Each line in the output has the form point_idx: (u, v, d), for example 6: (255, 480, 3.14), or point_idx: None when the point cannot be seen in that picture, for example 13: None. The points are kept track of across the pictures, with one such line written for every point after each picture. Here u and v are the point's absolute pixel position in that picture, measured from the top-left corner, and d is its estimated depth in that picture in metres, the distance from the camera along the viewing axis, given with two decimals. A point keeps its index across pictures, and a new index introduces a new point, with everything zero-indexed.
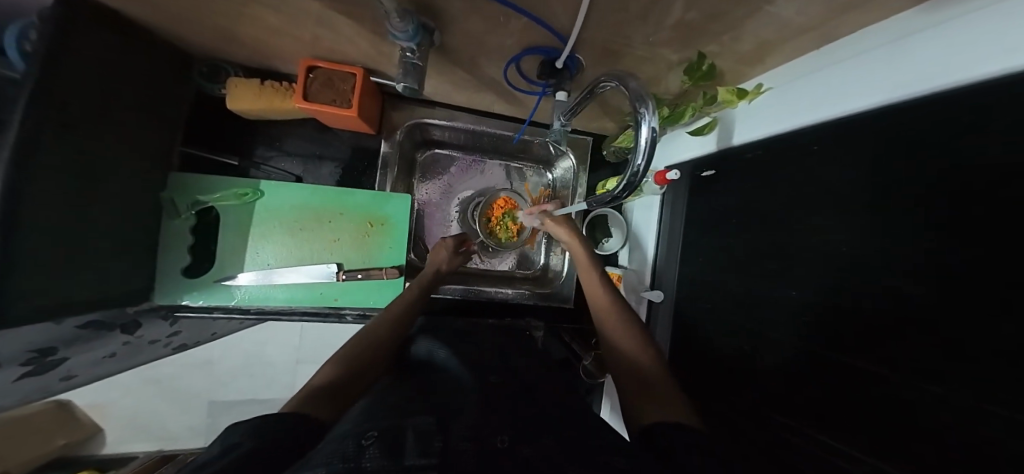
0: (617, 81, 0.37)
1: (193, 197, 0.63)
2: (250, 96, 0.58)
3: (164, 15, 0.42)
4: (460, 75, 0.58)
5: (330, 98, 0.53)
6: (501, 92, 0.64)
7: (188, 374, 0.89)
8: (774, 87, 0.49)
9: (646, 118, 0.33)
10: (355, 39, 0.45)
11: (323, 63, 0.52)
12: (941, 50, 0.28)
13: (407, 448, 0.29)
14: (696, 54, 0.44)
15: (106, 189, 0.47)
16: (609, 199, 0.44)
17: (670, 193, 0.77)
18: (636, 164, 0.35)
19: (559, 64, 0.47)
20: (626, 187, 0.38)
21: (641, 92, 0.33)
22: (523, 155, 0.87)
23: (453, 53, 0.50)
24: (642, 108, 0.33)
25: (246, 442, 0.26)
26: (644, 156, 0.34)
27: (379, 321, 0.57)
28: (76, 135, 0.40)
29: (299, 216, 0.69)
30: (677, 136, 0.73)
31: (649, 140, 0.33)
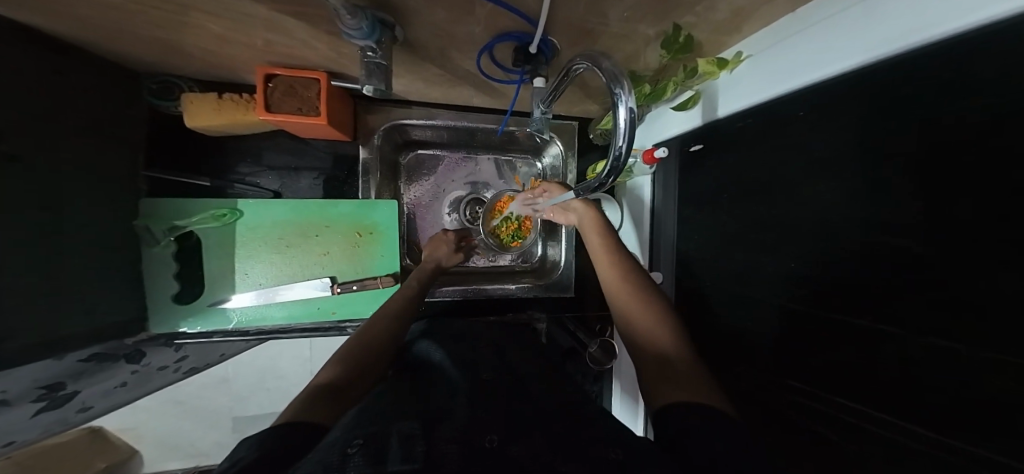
0: (588, 61, 0.34)
1: (170, 223, 0.62)
2: (211, 113, 0.56)
3: (100, 30, 0.40)
4: (430, 71, 0.56)
5: (295, 107, 0.51)
6: (475, 83, 0.61)
7: (207, 393, 0.91)
8: (753, 55, 0.46)
9: (622, 98, 0.31)
10: (311, 41, 0.42)
11: (282, 71, 0.50)
12: (918, 3, 0.26)
13: (394, 454, 0.28)
14: (672, 25, 0.41)
15: (73, 224, 0.46)
16: (596, 186, 0.42)
17: (660, 172, 0.75)
18: (617, 147, 0.33)
19: (532, 49, 0.44)
20: (609, 173, 0.37)
21: (615, 71, 0.31)
22: (509, 146, 0.84)
23: (419, 47, 0.48)
24: (617, 89, 0.31)
25: (249, 454, 0.26)
26: (625, 138, 0.32)
27: (382, 319, 0.56)
28: (19, 169, 0.38)
29: (285, 232, 0.67)
30: (662, 112, 0.70)
31: (627, 118, 0.31)
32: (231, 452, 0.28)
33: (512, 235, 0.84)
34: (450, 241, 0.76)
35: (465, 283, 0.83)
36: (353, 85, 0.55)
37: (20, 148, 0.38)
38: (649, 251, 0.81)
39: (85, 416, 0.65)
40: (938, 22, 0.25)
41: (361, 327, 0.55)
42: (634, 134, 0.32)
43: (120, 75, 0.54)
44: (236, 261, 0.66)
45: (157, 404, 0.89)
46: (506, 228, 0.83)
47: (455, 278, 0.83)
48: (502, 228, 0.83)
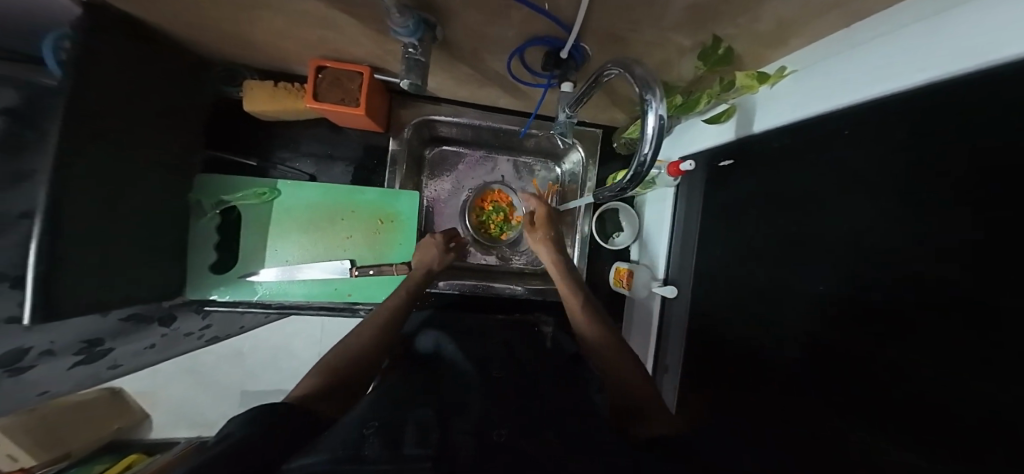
0: (621, 65, 0.35)
1: (218, 197, 0.66)
2: (266, 98, 0.60)
3: (184, 23, 0.44)
4: (463, 70, 0.58)
5: (338, 97, 0.54)
6: (505, 86, 0.63)
7: (223, 366, 0.89)
8: (800, 68, 0.45)
9: (653, 105, 0.31)
10: (360, 38, 0.46)
11: (330, 63, 0.53)
12: (924, 44, 0.27)
13: (394, 448, 0.29)
14: (712, 36, 0.41)
15: (136, 190, 0.50)
16: (616, 191, 0.43)
17: (684, 187, 0.74)
18: (642, 154, 0.34)
19: (564, 55, 0.45)
20: (631, 177, 0.37)
21: (647, 78, 0.32)
22: (530, 150, 0.86)
23: (456, 47, 0.50)
24: (648, 96, 0.31)
25: (239, 434, 0.30)
26: (650, 143, 0.33)
27: (367, 330, 0.56)
28: (112, 139, 0.43)
29: (314, 215, 0.71)
30: (693, 124, 0.70)
31: (654, 125, 0.31)
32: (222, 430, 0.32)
33: (500, 227, 0.85)
34: (437, 245, 0.70)
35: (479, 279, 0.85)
36: (392, 80, 0.58)
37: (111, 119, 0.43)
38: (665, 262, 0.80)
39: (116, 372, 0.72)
40: (938, 64, 0.26)
41: (341, 341, 0.55)
42: (660, 141, 0.32)
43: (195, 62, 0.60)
44: (269, 237, 0.69)
45: (160, 380, 0.87)
46: (492, 221, 0.84)
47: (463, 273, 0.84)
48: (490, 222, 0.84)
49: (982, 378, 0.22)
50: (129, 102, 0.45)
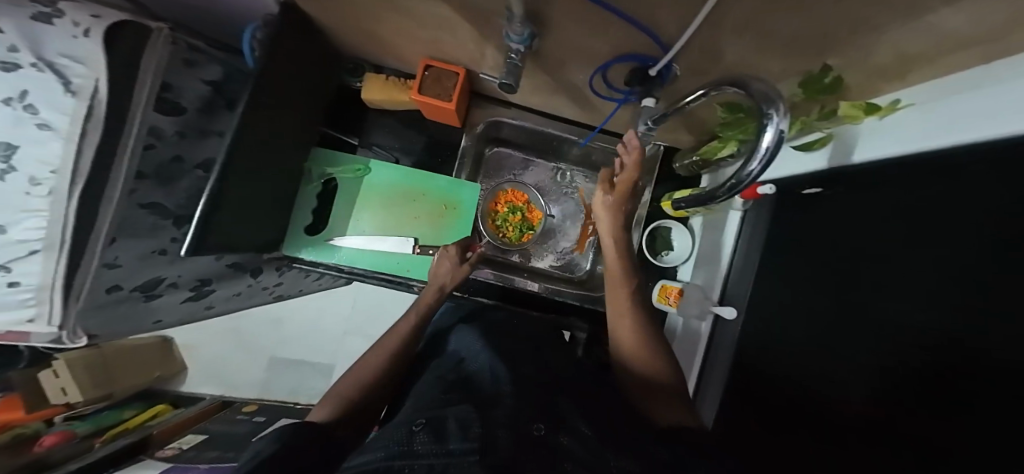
0: (730, 84, 0.36)
1: (323, 169, 0.72)
2: (376, 89, 0.68)
3: (335, 18, 0.53)
4: (543, 79, 0.63)
5: (437, 92, 0.62)
6: (578, 98, 0.67)
7: (263, 327, 1.25)
8: (916, 102, 0.35)
9: (777, 120, 0.31)
10: (468, 42, 0.52)
11: (436, 63, 0.61)
12: (960, 111, 0.29)
13: (448, 432, 0.31)
14: (820, 65, 0.39)
15: (282, 153, 0.59)
16: (712, 196, 0.46)
17: (752, 212, 0.65)
18: (751, 168, 0.35)
19: (653, 72, 0.48)
20: (736, 181, 0.38)
21: (767, 94, 0.32)
22: (583, 162, 0.89)
23: (547, 59, 0.55)
24: (770, 110, 0.32)
25: (270, 448, 0.31)
26: (766, 152, 0.33)
27: (396, 330, 0.59)
28: (271, 108, 0.52)
29: (393, 193, 0.75)
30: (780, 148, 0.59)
31: (775, 138, 0.32)
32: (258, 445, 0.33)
33: (519, 229, 0.86)
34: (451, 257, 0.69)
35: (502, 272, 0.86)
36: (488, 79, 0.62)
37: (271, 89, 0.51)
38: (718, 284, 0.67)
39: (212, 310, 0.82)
40: (969, 127, 0.27)
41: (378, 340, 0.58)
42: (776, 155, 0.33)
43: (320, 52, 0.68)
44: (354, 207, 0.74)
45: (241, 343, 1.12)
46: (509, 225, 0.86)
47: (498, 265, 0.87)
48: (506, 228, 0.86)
49: (947, 408, 0.25)
50: (288, 87, 0.55)
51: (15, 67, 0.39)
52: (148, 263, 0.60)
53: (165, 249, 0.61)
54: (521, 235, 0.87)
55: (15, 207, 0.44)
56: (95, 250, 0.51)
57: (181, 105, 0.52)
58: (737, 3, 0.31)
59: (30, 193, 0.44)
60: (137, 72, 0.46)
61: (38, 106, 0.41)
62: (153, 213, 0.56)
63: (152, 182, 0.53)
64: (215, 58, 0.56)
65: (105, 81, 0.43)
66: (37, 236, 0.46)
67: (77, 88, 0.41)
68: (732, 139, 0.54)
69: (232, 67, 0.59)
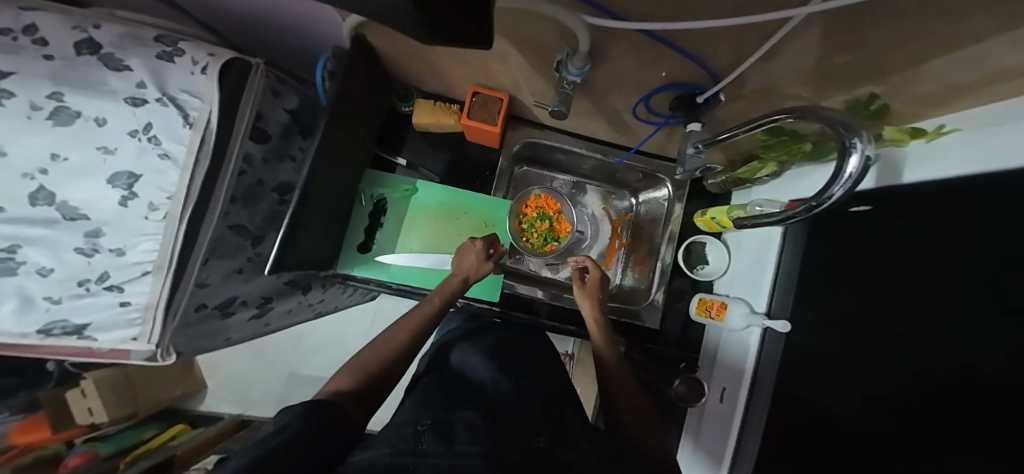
0: (794, 114, 0.39)
1: (372, 189, 0.74)
2: (424, 113, 0.71)
3: (393, 47, 0.57)
4: (582, 104, 0.67)
5: (484, 117, 0.65)
6: (614, 121, 0.71)
7: (285, 345, 1.24)
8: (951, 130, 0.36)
9: (862, 149, 0.33)
10: (516, 71, 0.56)
11: (483, 89, 0.65)
12: (984, 144, 0.32)
13: (457, 437, 0.32)
14: (865, 95, 0.41)
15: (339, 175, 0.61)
16: (780, 219, 0.46)
17: (793, 228, 0.61)
18: (831, 192, 0.36)
19: (700, 99, 0.52)
20: (813, 204, 0.38)
21: (847, 122, 0.34)
22: (611, 180, 0.92)
23: (591, 85, 0.59)
24: (854, 139, 0.33)
25: (295, 424, 0.31)
26: (853, 178, 0.34)
27: (411, 318, 0.56)
28: (335, 133, 0.55)
29: (438, 212, 0.78)
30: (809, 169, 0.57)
31: (862, 164, 0.33)
32: (280, 416, 0.33)
33: (543, 238, 0.85)
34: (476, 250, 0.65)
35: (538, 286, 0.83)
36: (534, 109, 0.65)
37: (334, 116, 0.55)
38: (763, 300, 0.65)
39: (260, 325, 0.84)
40: (993, 158, 0.30)
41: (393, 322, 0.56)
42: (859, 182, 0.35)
43: None
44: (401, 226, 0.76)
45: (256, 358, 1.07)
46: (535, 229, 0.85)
47: (524, 278, 0.85)
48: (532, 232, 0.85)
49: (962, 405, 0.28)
50: (352, 114, 0.59)
51: (143, 101, 0.48)
52: (228, 282, 0.64)
53: (241, 268, 0.65)
54: (545, 244, 0.86)
55: (137, 232, 0.51)
56: (193, 270, 0.55)
57: (266, 132, 0.61)
58: (791, 38, 0.36)
59: (149, 218, 0.50)
60: (241, 105, 0.54)
61: (160, 137, 0.49)
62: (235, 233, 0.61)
63: (241, 204, 0.60)
64: (293, 88, 0.66)
65: (215, 113, 0.51)
66: (151, 259, 0.52)
67: (195, 120, 0.49)
68: (775, 160, 0.59)
69: (306, 98, 0.69)
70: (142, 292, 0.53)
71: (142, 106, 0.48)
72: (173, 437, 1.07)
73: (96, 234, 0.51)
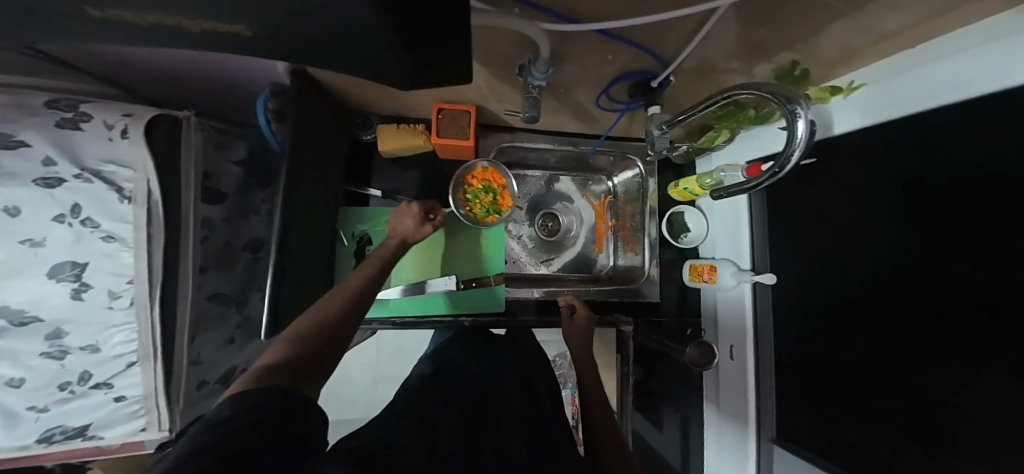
0: (746, 90, 0.42)
1: (352, 227, 0.72)
2: (389, 137, 0.68)
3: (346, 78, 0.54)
4: (550, 103, 0.67)
5: (454, 132, 0.63)
6: (580, 115, 0.72)
7: None
8: (870, 81, 0.43)
9: (806, 117, 0.37)
10: (482, 81, 0.55)
11: (447, 105, 0.62)
12: (949, 69, 0.35)
13: (439, 440, 0.37)
14: (789, 63, 0.46)
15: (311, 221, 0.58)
16: (746, 186, 0.49)
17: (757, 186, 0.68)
18: (790, 156, 0.40)
19: (655, 83, 0.55)
20: (778, 170, 0.42)
21: (789, 94, 0.38)
22: (586, 168, 0.94)
23: (555, 85, 0.59)
24: (796, 107, 0.38)
25: (252, 410, 0.29)
26: (803, 143, 0.38)
27: (350, 283, 0.53)
28: (300, 180, 0.53)
29: (426, 235, 0.76)
30: (759, 132, 0.64)
31: (806, 131, 0.37)
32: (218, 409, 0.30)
33: (486, 210, 0.74)
34: (412, 211, 0.65)
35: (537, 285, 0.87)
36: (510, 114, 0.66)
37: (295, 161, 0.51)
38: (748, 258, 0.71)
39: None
40: (977, 80, 0.33)
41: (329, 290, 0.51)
42: (812, 144, 0.39)
43: None
44: (390, 257, 0.74)
45: None
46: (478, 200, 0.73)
47: (522, 282, 0.86)
48: (475, 202, 0.73)
49: None
50: (314, 156, 0.56)
51: (58, 181, 0.43)
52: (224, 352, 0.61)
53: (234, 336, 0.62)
54: (487, 217, 0.75)
55: (104, 325, 0.45)
56: (181, 350, 0.51)
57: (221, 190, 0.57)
58: (738, 18, 0.38)
59: (114, 308, 0.45)
60: (182, 164, 0.50)
61: (97, 218, 0.44)
62: (218, 303, 0.57)
63: (215, 271, 0.55)
64: (239, 137, 0.61)
65: (154, 181, 0.47)
66: (131, 350, 0.47)
67: (132, 191, 0.45)
68: (725, 129, 0.64)
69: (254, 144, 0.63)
70: (134, 383, 0.48)
71: (58, 186, 0.43)
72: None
73: (58, 335, 0.45)
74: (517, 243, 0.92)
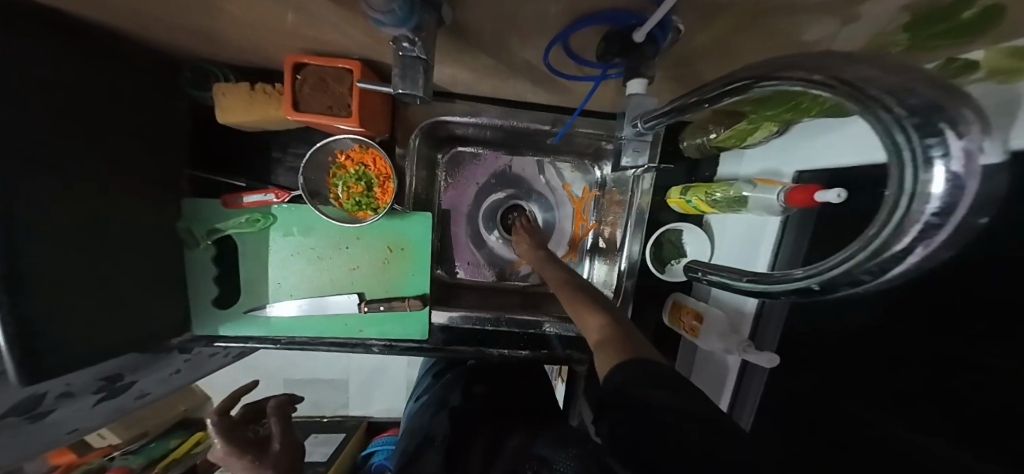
0: (808, 77, 0.17)
1: (210, 225, 0.56)
2: (241, 106, 0.50)
3: (121, 12, 0.34)
4: (481, 60, 0.43)
5: (325, 104, 0.45)
6: (535, 78, 0.47)
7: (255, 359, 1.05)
8: None
9: (986, 165, 0.12)
10: (339, 23, 0.33)
11: (310, 59, 0.43)
12: None
13: None
14: None
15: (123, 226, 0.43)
16: (751, 274, 0.26)
17: (794, 217, 0.46)
18: (885, 265, 0.15)
19: (639, 37, 0.31)
20: (815, 288, 0.19)
21: (915, 98, 0.12)
22: (566, 150, 0.69)
23: (471, 30, 0.35)
24: (931, 138, 0.12)
25: None
26: (939, 240, 0.13)
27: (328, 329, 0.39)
28: (81, 174, 0.37)
29: (315, 241, 0.59)
30: (825, 129, 0.39)
31: (965, 210, 0.12)
32: None
33: (355, 201, 0.56)
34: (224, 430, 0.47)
35: (490, 296, 0.73)
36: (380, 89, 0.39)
37: (58, 153, 0.34)
38: (754, 318, 0.52)
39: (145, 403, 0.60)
40: None
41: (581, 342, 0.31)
42: (958, 242, 0.13)
43: (155, 60, 0.48)
44: (271, 264, 0.59)
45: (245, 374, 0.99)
46: (345, 190, 0.56)
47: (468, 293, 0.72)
48: (342, 191, 0.56)
49: None
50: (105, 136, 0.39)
51: None
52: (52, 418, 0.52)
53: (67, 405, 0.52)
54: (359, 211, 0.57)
55: None
56: None
57: None
58: None
59: None
60: None
61: None
62: None
63: None
64: None
65: None
66: None
67: None
68: (767, 119, 0.41)
69: None
70: None
71: None
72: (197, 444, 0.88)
73: None
74: (488, 240, 0.76)
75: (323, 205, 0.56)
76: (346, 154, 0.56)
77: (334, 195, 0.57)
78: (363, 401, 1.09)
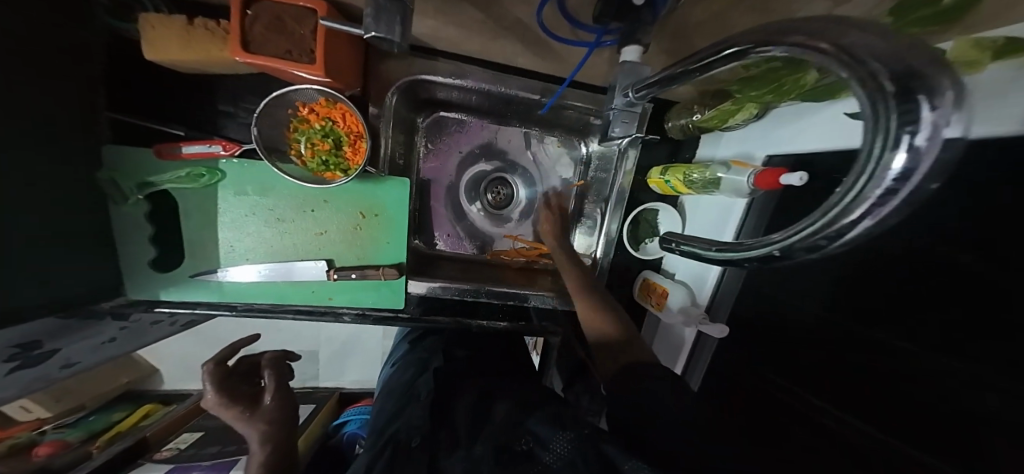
0: (807, 46, 0.16)
1: (142, 178, 0.50)
2: (176, 41, 0.42)
3: None
4: (470, 12, 0.39)
5: (284, 47, 0.39)
6: (525, 39, 0.44)
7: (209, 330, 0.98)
8: None
9: (949, 136, 0.12)
10: None
11: None
12: None
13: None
14: None
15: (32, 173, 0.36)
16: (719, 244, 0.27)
17: (759, 200, 0.48)
18: (838, 229, 0.16)
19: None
20: (775, 255, 0.20)
21: (901, 68, 0.13)
22: (552, 124, 0.67)
23: None
24: (914, 103, 0.12)
25: None
26: (889, 207, 0.14)
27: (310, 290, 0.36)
28: None
29: (276, 203, 0.54)
30: (801, 114, 0.40)
31: (921, 176, 0.12)
32: None
33: (321, 160, 0.51)
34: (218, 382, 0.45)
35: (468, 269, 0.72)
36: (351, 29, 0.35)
37: None
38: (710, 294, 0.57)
39: (68, 374, 0.52)
40: None
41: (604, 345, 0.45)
42: (905, 210, 0.14)
43: None
44: (220, 224, 0.53)
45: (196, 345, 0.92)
46: (310, 146, 0.51)
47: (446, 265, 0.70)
48: (307, 148, 0.51)
49: None
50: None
51: None
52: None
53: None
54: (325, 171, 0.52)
55: None
56: None
57: None
58: None
59: None
60: None
61: None
62: None
63: None
64: None
65: None
66: None
67: None
68: (750, 101, 0.42)
69: None
70: None
71: None
72: (146, 416, 0.83)
73: None
74: (470, 211, 0.74)
75: (281, 163, 0.51)
76: (311, 107, 0.50)
77: (298, 153, 0.52)
78: (334, 373, 1.07)
